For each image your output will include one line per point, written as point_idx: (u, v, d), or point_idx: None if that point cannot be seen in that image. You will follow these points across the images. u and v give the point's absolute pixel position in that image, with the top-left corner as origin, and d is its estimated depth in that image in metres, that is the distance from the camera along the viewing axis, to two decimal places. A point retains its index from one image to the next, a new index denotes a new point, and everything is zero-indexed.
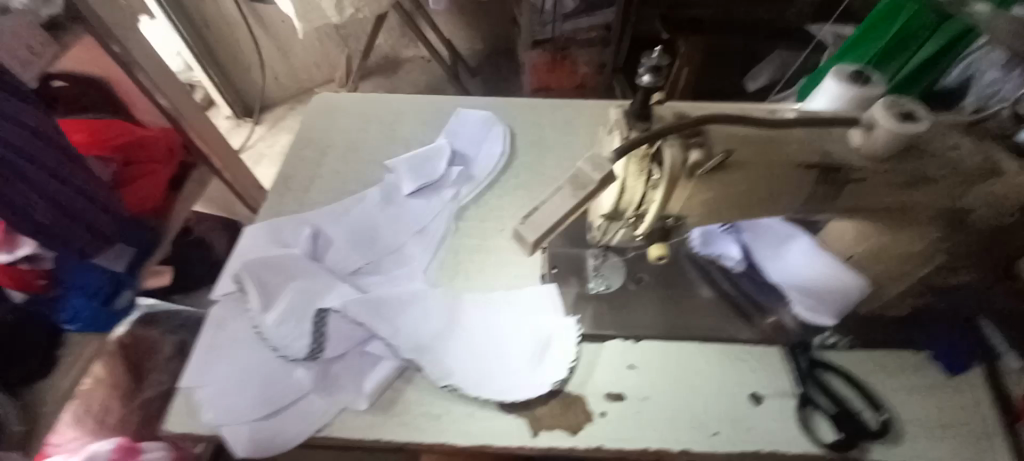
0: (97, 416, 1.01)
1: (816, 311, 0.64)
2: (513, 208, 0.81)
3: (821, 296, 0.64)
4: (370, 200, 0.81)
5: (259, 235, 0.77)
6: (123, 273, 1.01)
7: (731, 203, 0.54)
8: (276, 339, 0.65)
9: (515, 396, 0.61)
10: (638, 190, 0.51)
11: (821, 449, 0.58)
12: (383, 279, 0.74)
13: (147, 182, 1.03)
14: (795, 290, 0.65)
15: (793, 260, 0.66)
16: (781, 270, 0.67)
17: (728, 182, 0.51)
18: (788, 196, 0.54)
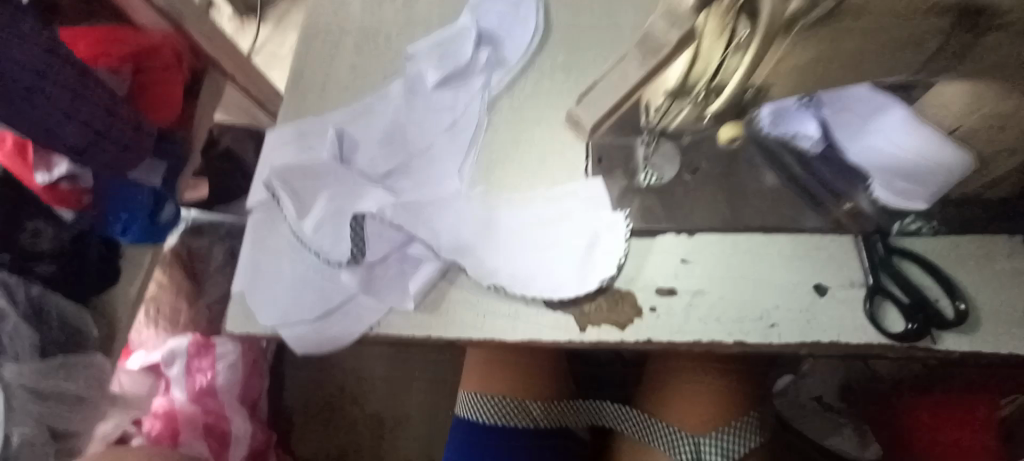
0: (170, 316, 1.13)
1: (905, 192, 0.57)
2: (552, 94, 0.72)
3: (909, 176, 0.55)
4: (394, 95, 0.75)
5: (283, 140, 0.73)
6: (158, 186, 0.98)
7: (831, 67, 0.46)
8: (319, 245, 0.65)
9: (561, 293, 0.60)
10: (716, 52, 0.47)
11: (888, 339, 0.55)
12: (416, 179, 0.69)
13: (163, 94, 0.95)
14: (879, 171, 0.57)
15: (877, 137, 0.56)
16: (863, 149, 0.58)
17: (831, 39, 0.43)
18: (905, 53, 0.44)
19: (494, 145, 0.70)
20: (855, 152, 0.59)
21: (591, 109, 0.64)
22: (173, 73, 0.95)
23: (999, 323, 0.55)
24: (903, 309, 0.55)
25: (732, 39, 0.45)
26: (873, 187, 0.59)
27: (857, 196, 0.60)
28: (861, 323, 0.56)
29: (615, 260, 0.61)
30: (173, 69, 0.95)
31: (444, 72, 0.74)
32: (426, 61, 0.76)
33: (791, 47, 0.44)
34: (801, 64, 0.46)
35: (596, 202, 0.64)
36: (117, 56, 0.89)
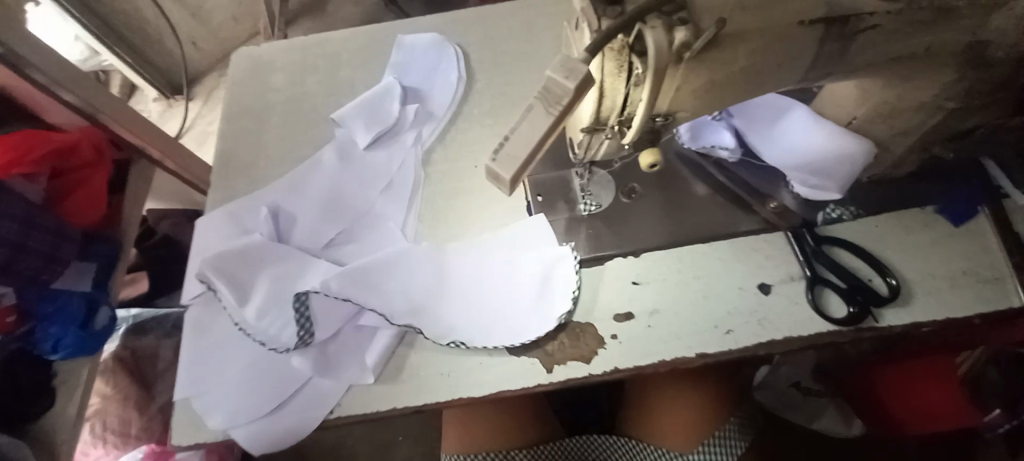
0: (119, 427, 1.04)
1: (822, 184, 0.62)
2: (485, 139, 0.74)
3: (819, 169, 0.62)
4: (325, 162, 0.73)
5: (213, 225, 0.70)
6: (90, 291, 0.96)
7: (726, 85, 0.48)
8: (264, 333, 0.61)
9: (525, 338, 0.59)
10: (620, 88, 0.45)
11: (835, 326, 0.57)
12: (359, 246, 0.67)
13: (90, 194, 0.94)
14: (790, 166, 0.63)
15: (789, 136, 0.63)
16: (776, 149, 0.64)
17: (717, 61, 0.45)
18: (786, 66, 0.48)
19: (434, 199, 0.70)
20: (770, 151, 0.64)
21: None
22: (98, 172, 0.95)
23: (926, 292, 0.59)
24: (843, 294, 0.58)
25: (627, 72, 0.44)
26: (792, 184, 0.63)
27: (779, 194, 0.64)
28: (808, 315, 0.58)
29: (569, 292, 0.61)
30: (97, 167, 0.95)
31: (373, 132, 0.73)
32: (353, 122, 0.74)
33: (687, 74, 0.46)
34: (700, 85, 0.47)
35: (543, 240, 0.64)
36: (31, 161, 0.88)
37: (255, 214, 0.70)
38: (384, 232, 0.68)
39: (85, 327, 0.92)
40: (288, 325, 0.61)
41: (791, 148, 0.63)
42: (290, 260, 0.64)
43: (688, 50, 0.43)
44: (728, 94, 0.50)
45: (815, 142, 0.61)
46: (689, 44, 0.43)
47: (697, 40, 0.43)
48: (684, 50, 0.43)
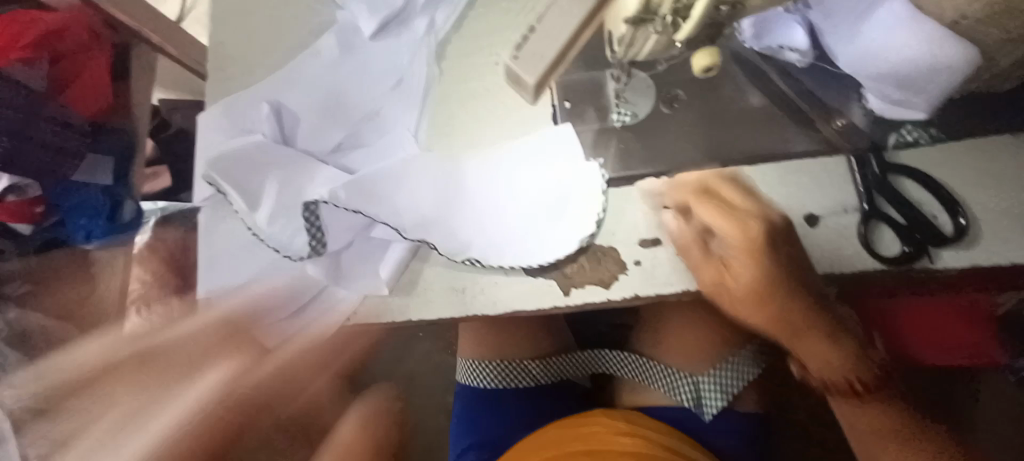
0: None
1: (904, 98, 0.51)
2: (507, 28, 0.64)
3: (902, 78, 0.50)
4: (328, 54, 0.65)
5: (215, 122, 0.65)
6: (111, 185, 0.97)
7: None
8: (274, 239, 0.59)
9: (541, 258, 0.56)
10: None
11: (883, 265, 0.52)
12: (368, 152, 0.62)
13: (92, 79, 0.92)
14: (867, 72, 0.52)
15: (866, 33, 0.50)
16: (852, 49, 0.52)
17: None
18: None
19: (449, 99, 0.63)
20: (843, 52, 0.53)
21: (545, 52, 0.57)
22: (97, 56, 0.91)
23: (999, 232, 0.51)
24: (900, 231, 0.51)
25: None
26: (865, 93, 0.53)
27: (849, 108, 0.54)
28: (855, 250, 0.53)
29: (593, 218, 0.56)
30: (94, 50, 0.91)
31: (378, 19, 0.64)
32: (356, 6, 0.65)
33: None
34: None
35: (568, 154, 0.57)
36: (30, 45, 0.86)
37: (255, 110, 0.64)
38: (394, 138, 0.62)
39: (112, 220, 0.98)
40: (298, 233, 0.58)
41: (870, 58, 0.50)
42: (296, 165, 0.60)
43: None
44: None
45: (899, 40, 0.47)
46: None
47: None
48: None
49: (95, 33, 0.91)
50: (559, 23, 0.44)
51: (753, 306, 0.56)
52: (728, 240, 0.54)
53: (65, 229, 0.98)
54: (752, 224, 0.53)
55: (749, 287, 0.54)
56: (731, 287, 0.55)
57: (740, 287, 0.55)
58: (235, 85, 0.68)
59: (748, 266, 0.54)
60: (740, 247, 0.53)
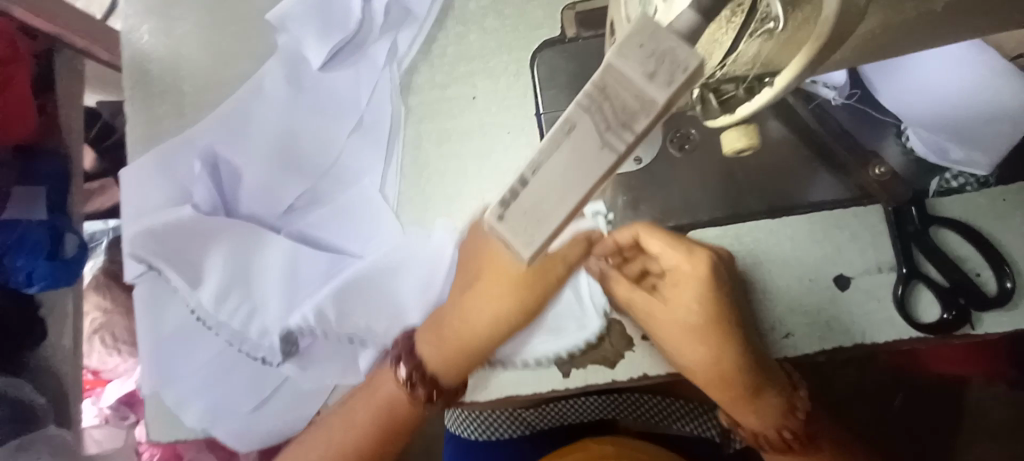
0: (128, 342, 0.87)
1: (966, 157, 0.46)
2: (485, 53, 0.54)
3: (962, 133, 0.46)
4: (268, 92, 0.54)
5: (136, 178, 0.54)
6: (48, 216, 0.73)
7: (919, 27, 0.29)
8: (226, 327, 0.50)
9: (543, 340, 0.48)
10: (716, 65, 0.27)
11: (919, 332, 0.46)
12: (328, 213, 0.53)
13: (17, 100, 0.68)
14: (926, 123, 0.47)
15: (926, 81, 0.46)
16: (912, 94, 0.47)
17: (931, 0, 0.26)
18: (977, 19, 0.30)
19: (420, 142, 0.53)
20: (899, 95, 0.47)
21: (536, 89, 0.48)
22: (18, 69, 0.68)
23: None
24: (941, 295, 0.45)
25: (758, 30, 0.25)
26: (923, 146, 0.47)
27: (885, 146, 0.48)
28: (890, 316, 0.46)
29: (596, 302, 0.49)
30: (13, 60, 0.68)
31: (326, 47, 0.53)
32: (299, 27, 0.54)
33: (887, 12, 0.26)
34: (889, 26, 0.27)
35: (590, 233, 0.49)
36: None
37: (187, 164, 0.54)
38: (357, 195, 0.53)
39: (55, 257, 0.72)
40: (255, 316, 0.50)
41: (938, 111, 0.46)
42: (241, 237, 0.51)
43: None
44: (910, 42, 0.31)
45: (959, 88, 0.46)
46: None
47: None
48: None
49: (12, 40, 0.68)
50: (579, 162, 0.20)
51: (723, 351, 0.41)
52: (681, 274, 0.41)
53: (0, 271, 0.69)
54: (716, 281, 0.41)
55: (699, 328, 0.41)
56: (664, 311, 0.42)
57: (682, 313, 0.41)
58: (162, 127, 0.57)
59: (686, 306, 0.41)
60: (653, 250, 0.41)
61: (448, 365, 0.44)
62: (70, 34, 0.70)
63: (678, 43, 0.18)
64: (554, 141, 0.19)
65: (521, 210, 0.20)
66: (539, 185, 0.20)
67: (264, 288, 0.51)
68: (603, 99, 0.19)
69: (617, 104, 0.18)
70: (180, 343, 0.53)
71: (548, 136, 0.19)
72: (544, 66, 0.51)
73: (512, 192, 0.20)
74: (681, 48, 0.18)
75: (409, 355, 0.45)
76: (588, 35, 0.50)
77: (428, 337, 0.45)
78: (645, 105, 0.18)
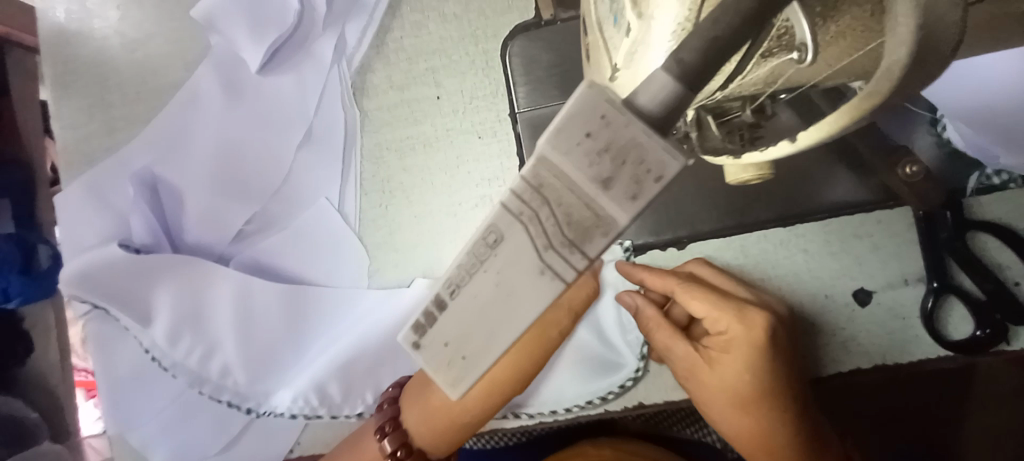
0: None
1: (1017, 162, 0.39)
2: (447, 45, 0.47)
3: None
4: (204, 101, 0.47)
5: (69, 207, 0.48)
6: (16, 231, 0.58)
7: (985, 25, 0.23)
8: (182, 368, 0.45)
9: (558, 382, 0.45)
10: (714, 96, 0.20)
11: (947, 351, 0.41)
12: (284, 238, 0.48)
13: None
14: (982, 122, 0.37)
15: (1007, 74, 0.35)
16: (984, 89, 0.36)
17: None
18: None
19: (379, 153, 0.47)
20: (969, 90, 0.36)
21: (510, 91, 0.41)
22: None
23: None
24: (974, 310, 0.40)
25: (775, 51, 0.19)
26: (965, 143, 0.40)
27: (916, 138, 0.40)
28: (914, 333, 0.41)
29: (624, 339, 0.45)
30: None
31: (264, 46, 0.46)
32: (232, 23, 0.46)
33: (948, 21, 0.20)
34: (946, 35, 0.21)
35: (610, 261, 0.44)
36: None
37: (123, 189, 0.48)
38: (315, 216, 0.47)
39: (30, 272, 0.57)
40: (215, 353, 0.46)
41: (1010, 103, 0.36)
42: (188, 271, 0.46)
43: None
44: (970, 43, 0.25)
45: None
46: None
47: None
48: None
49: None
50: (514, 289, 0.18)
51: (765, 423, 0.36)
52: (730, 338, 0.36)
53: None
54: (769, 347, 0.36)
55: (743, 395, 0.36)
56: (706, 378, 0.36)
57: (733, 380, 0.36)
58: (95, 147, 0.51)
59: (728, 373, 0.36)
60: (693, 299, 0.37)
61: (448, 438, 0.36)
62: (17, 33, 0.55)
63: (642, 139, 0.15)
64: (479, 254, 0.18)
65: (442, 338, 0.19)
66: (461, 305, 0.18)
67: (220, 324, 0.46)
68: (542, 203, 0.16)
69: (559, 212, 0.16)
70: (140, 383, 0.49)
71: (473, 246, 0.17)
72: (519, 56, 0.44)
73: (430, 313, 0.19)
74: (649, 149, 0.15)
75: (392, 431, 0.37)
76: (565, 17, 0.44)
77: (415, 412, 0.36)
78: (600, 218, 0.16)
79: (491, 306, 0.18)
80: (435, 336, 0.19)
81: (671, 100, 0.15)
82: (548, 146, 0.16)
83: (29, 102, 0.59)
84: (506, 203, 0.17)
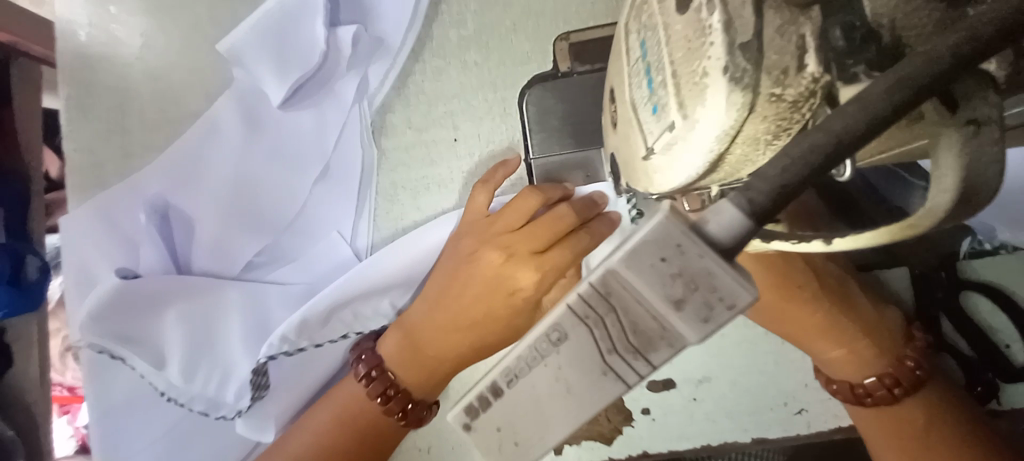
0: None
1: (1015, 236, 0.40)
2: (465, 90, 0.48)
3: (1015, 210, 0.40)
4: (221, 131, 0.48)
5: (76, 232, 0.48)
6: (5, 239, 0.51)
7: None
8: (184, 396, 0.45)
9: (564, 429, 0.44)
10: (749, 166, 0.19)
11: None
12: (294, 270, 0.48)
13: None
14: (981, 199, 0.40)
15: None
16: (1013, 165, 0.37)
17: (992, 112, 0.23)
18: None
19: (394, 192, 0.48)
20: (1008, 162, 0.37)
21: (545, 143, 0.45)
22: None
23: None
24: (965, 369, 0.42)
25: None
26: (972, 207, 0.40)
27: None
28: None
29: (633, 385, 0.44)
30: None
31: (287, 84, 0.46)
32: (254, 61, 0.47)
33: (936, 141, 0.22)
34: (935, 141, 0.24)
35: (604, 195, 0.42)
36: None
37: (132, 213, 0.48)
38: (326, 249, 0.48)
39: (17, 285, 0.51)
40: (219, 383, 0.45)
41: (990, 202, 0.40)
42: (198, 297, 0.46)
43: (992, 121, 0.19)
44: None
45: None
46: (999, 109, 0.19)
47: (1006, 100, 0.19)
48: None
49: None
50: (568, 395, 0.19)
51: (788, 304, 0.36)
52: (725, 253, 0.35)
53: None
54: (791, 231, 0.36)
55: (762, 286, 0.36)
56: None
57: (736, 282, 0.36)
58: (106, 171, 0.51)
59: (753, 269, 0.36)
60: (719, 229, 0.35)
61: (425, 379, 0.40)
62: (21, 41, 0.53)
63: (715, 270, 0.16)
64: (541, 349, 0.19)
65: (494, 425, 0.21)
66: (516, 394, 0.20)
67: (228, 355, 0.46)
68: (607, 309, 0.18)
69: (626, 321, 0.17)
70: (132, 414, 0.48)
71: (533, 344, 0.20)
72: (532, 105, 0.45)
73: (483, 398, 0.21)
74: (721, 279, 0.16)
75: (379, 374, 0.39)
76: (582, 70, 0.44)
77: (396, 358, 0.40)
78: (665, 331, 0.17)
79: (545, 399, 0.20)
80: (487, 421, 0.21)
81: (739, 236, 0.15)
82: (624, 264, 0.17)
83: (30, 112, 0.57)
84: (573, 306, 0.19)
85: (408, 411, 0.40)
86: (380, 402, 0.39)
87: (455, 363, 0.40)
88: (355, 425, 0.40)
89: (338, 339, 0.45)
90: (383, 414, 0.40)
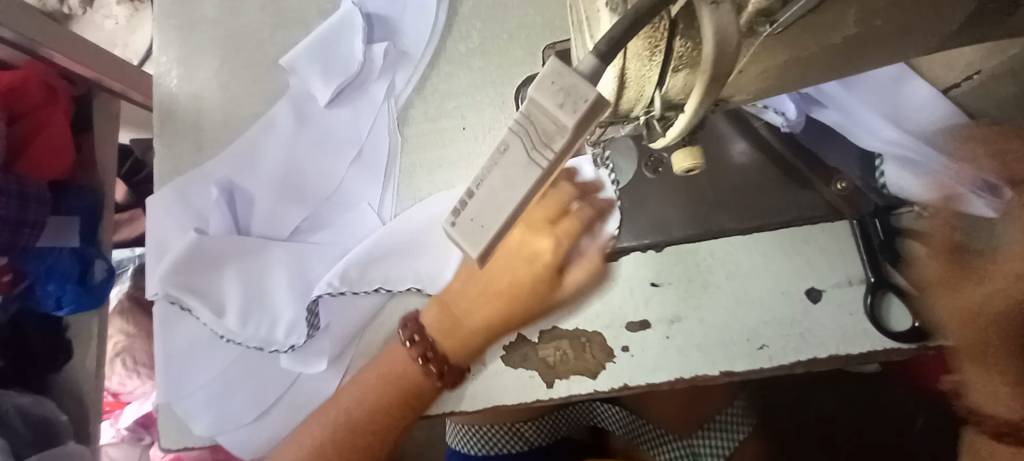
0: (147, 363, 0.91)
1: (897, 176, 0.47)
2: (472, 90, 0.59)
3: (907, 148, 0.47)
4: (279, 126, 0.60)
5: (162, 206, 0.59)
6: (80, 246, 0.76)
7: (813, 62, 0.32)
8: (238, 335, 0.54)
9: (555, 365, 0.51)
10: (643, 79, 0.28)
11: (894, 342, 0.47)
12: (330, 234, 0.58)
13: (57, 138, 0.72)
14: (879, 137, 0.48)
15: (855, 91, 0.49)
16: (842, 103, 0.49)
17: (816, 28, 0.28)
18: (889, 50, 0.33)
19: (414, 170, 0.58)
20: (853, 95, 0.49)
21: None
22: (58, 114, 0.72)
23: None
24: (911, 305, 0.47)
25: (681, 66, 0.27)
26: (859, 138, 0.49)
27: (847, 164, 0.49)
28: (863, 327, 0.48)
29: (616, 328, 0.51)
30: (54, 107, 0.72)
31: (332, 87, 0.60)
32: (309, 71, 0.60)
33: (759, 55, 0.28)
34: (775, 67, 0.30)
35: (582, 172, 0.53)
36: None
37: (205, 191, 0.59)
38: (357, 216, 0.58)
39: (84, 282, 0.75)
40: (268, 324, 0.54)
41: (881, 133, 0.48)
42: (254, 253, 0.56)
43: (768, 21, 0.25)
44: (808, 71, 0.33)
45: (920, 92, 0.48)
46: (771, 12, 0.25)
47: (783, 7, 0.25)
48: (764, 23, 0.25)
49: (54, 85, 0.72)
50: (513, 178, 0.26)
51: None
52: None
53: (34, 294, 0.73)
54: None
55: None
56: None
57: None
58: (188, 161, 0.64)
59: None
60: None
61: (465, 348, 0.48)
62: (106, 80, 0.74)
63: (579, 83, 0.24)
64: (494, 159, 0.27)
65: (469, 215, 0.27)
66: (482, 193, 0.27)
67: (276, 301, 0.55)
68: (530, 125, 0.25)
69: (535, 128, 0.25)
70: (192, 356, 0.57)
71: (490, 155, 0.26)
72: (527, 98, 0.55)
73: (462, 199, 0.27)
74: (584, 90, 0.24)
75: (420, 338, 0.48)
76: None
77: (438, 326, 0.48)
78: (558, 128, 0.25)
79: (494, 195, 0.26)
80: (464, 214, 0.27)
81: (592, 70, 0.23)
82: (535, 91, 0.25)
83: (108, 135, 0.79)
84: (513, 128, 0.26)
85: (444, 372, 0.48)
86: (421, 363, 0.48)
87: (485, 332, 0.48)
88: (400, 383, 0.49)
89: (372, 291, 0.53)
90: (422, 373, 0.48)
